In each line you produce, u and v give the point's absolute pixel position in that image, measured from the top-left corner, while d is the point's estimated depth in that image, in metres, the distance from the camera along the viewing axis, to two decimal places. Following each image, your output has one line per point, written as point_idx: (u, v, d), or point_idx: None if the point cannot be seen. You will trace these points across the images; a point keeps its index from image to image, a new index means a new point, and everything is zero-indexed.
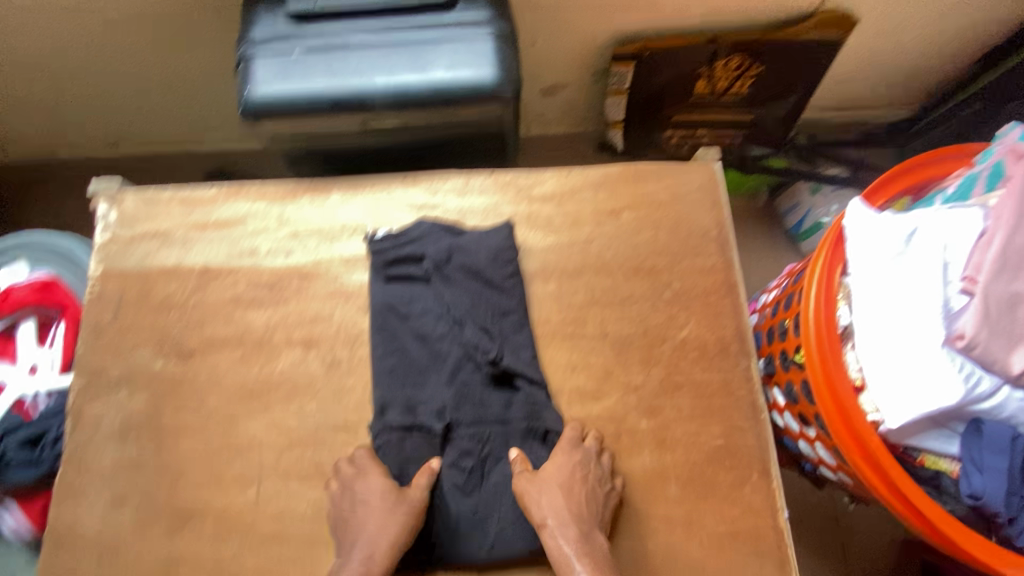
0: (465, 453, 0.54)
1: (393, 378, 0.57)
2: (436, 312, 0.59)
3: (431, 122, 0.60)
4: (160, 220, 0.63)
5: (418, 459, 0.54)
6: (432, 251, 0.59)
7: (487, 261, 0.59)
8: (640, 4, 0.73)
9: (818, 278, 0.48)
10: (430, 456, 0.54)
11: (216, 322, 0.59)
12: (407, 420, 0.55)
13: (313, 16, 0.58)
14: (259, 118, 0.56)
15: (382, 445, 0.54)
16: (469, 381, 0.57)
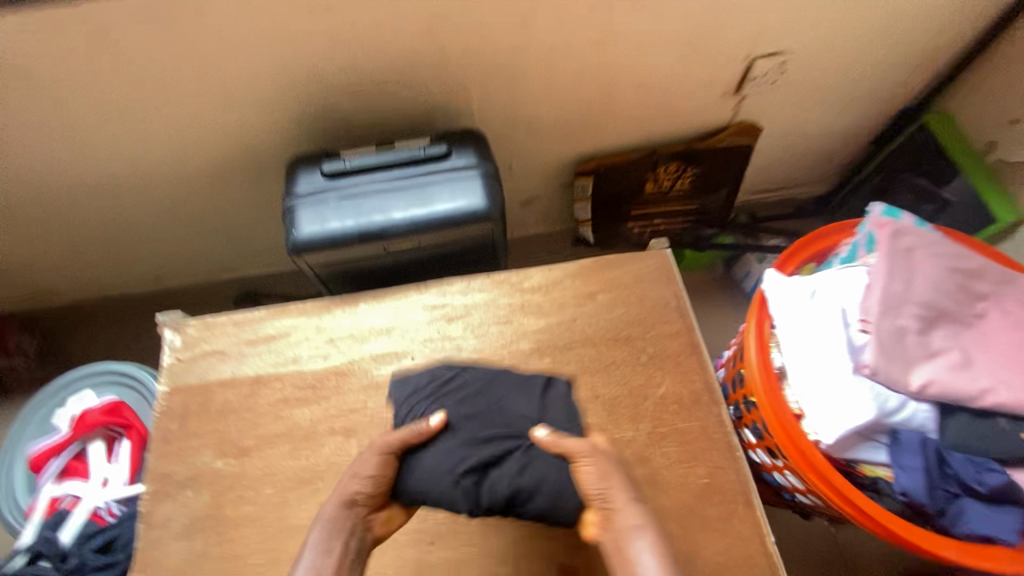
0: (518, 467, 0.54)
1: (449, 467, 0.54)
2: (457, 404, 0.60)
3: (436, 241, 0.76)
4: (217, 340, 0.74)
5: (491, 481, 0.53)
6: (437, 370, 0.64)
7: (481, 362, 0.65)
8: (592, 133, 0.93)
9: (753, 333, 0.62)
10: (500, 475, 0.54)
11: (267, 422, 0.70)
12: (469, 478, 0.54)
13: (341, 172, 0.75)
14: (303, 252, 0.71)
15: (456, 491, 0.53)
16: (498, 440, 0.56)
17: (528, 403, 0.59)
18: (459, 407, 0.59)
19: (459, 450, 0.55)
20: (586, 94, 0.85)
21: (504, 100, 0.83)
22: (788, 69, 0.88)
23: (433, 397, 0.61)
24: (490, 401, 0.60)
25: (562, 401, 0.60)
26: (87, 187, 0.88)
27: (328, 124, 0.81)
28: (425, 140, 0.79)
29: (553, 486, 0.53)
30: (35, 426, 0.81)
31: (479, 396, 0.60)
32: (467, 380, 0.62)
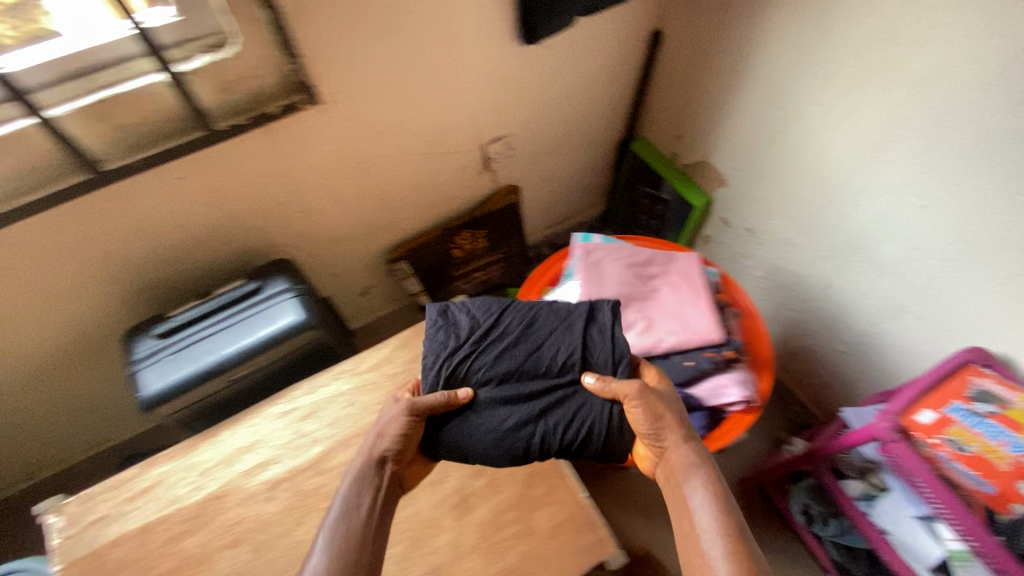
0: (559, 421, 0.74)
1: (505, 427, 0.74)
2: (509, 354, 0.78)
3: (271, 361, 0.91)
4: (98, 508, 0.83)
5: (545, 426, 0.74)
6: (509, 316, 0.81)
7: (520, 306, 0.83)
8: (390, 227, 1.15)
9: None
10: (557, 420, 0.74)
11: (162, 561, 0.79)
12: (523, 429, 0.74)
13: (173, 330, 0.89)
14: (154, 406, 0.84)
15: (496, 445, 0.74)
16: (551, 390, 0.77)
17: (606, 347, 0.77)
18: (497, 364, 0.77)
19: (507, 408, 0.75)
20: (370, 204, 1.07)
21: (304, 228, 1.02)
22: (517, 143, 1.16)
23: (472, 344, 0.78)
24: (525, 354, 0.77)
25: (607, 341, 0.78)
26: None
27: (157, 290, 0.95)
28: (241, 282, 0.95)
29: (603, 423, 0.73)
30: None
31: (518, 348, 0.78)
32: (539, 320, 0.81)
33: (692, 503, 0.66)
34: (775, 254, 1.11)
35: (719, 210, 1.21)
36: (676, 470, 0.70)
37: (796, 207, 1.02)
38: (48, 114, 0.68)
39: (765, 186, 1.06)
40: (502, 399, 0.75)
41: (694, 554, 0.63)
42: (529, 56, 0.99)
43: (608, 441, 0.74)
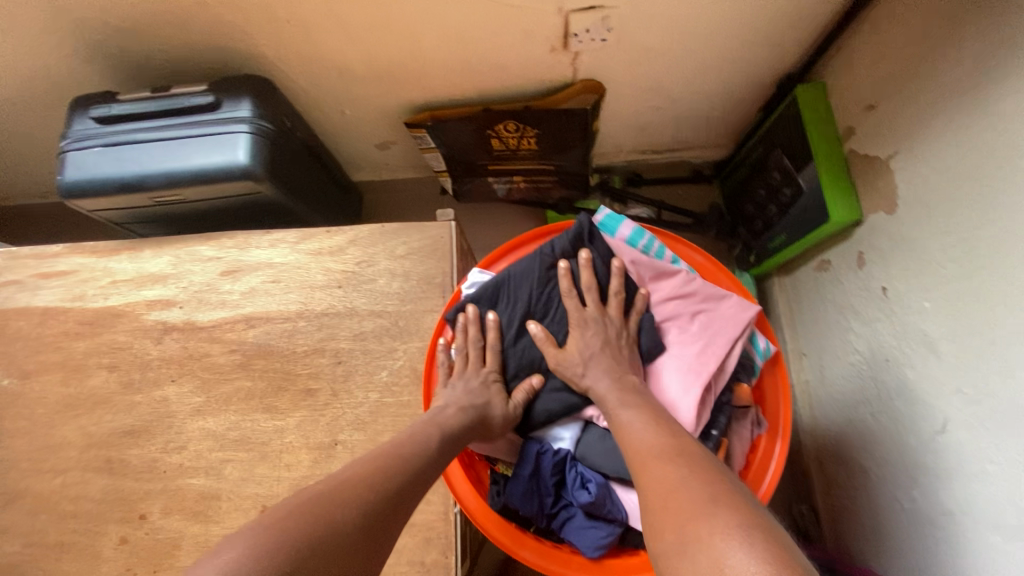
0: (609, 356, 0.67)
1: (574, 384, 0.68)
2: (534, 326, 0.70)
3: (203, 195, 0.77)
4: (17, 271, 0.81)
5: None
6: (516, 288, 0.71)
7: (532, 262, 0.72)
8: (416, 82, 0.88)
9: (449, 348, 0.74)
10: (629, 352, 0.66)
11: (49, 351, 0.78)
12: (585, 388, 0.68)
13: (110, 118, 0.76)
14: (71, 197, 0.76)
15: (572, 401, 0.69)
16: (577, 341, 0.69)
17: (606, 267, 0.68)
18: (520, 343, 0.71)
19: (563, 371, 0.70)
20: (390, 42, 0.79)
21: (298, 48, 0.79)
22: (619, 25, 0.77)
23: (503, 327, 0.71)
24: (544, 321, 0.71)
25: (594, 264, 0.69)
26: None
27: (117, 62, 0.79)
28: (200, 86, 0.77)
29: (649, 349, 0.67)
30: None
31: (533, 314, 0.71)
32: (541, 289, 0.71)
33: (636, 438, 0.54)
34: (901, 343, 0.73)
35: (859, 240, 0.81)
36: (610, 418, 0.60)
37: (974, 309, 0.61)
38: None
39: (949, 249, 0.64)
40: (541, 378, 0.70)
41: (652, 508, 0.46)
42: None
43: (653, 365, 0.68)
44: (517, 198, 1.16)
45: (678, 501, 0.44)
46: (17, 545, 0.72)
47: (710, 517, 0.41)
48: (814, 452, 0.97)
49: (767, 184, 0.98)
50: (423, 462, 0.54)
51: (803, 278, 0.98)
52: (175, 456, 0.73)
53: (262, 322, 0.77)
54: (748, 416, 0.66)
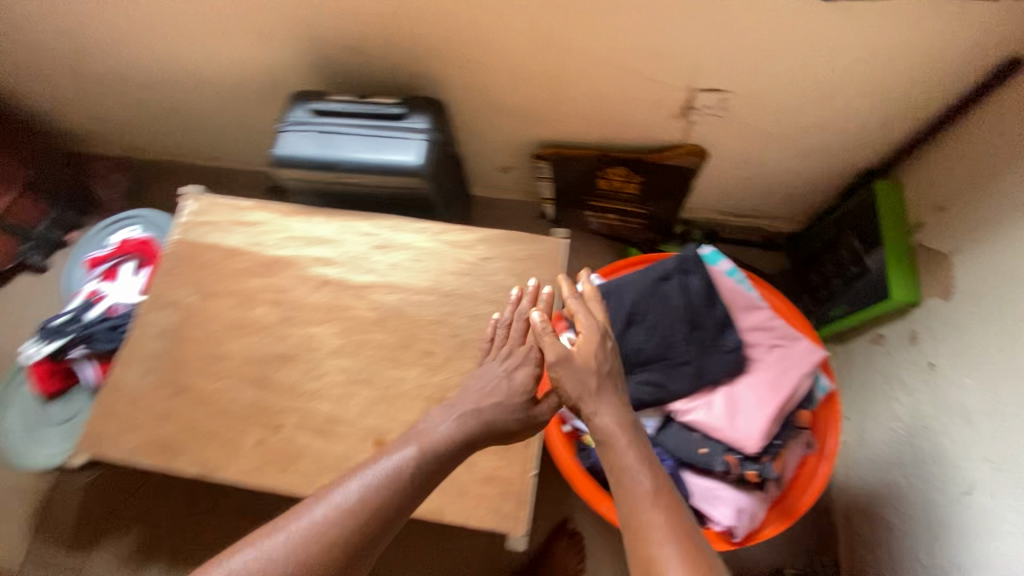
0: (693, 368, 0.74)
1: (652, 385, 0.74)
2: (632, 324, 0.76)
3: (378, 182, 0.98)
4: (214, 215, 1.04)
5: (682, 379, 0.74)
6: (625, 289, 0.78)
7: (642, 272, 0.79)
8: (552, 125, 1.07)
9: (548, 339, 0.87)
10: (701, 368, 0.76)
11: (228, 281, 0.98)
12: (658, 391, 0.74)
13: (324, 112, 0.98)
14: (280, 165, 0.97)
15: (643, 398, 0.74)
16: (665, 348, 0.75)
17: (704, 294, 0.77)
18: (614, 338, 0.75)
19: (644, 371, 0.75)
20: (543, 91, 0.98)
21: (470, 85, 0.99)
22: (733, 106, 0.94)
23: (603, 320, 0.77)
24: (641, 324, 0.76)
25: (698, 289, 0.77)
26: (165, 85, 1.15)
27: (331, 73, 1.02)
28: (395, 100, 0.99)
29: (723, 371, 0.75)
30: (97, 237, 1.13)
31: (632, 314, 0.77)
32: (646, 296, 0.77)
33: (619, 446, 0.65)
34: (939, 413, 0.84)
35: (913, 320, 0.93)
36: (614, 446, 0.65)
37: (1009, 387, 0.72)
38: None
39: (993, 334, 0.76)
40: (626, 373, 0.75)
41: (637, 527, 0.59)
42: (811, 15, 0.75)
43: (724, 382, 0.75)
44: (606, 233, 1.32)
45: (667, 527, 0.58)
46: (175, 428, 0.89)
47: (679, 555, 0.55)
48: (842, 507, 1.05)
49: (833, 259, 1.11)
50: (434, 465, 0.67)
51: (855, 348, 1.09)
52: (312, 383, 0.90)
53: (400, 290, 0.96)
54: (801, 438, 0.79)
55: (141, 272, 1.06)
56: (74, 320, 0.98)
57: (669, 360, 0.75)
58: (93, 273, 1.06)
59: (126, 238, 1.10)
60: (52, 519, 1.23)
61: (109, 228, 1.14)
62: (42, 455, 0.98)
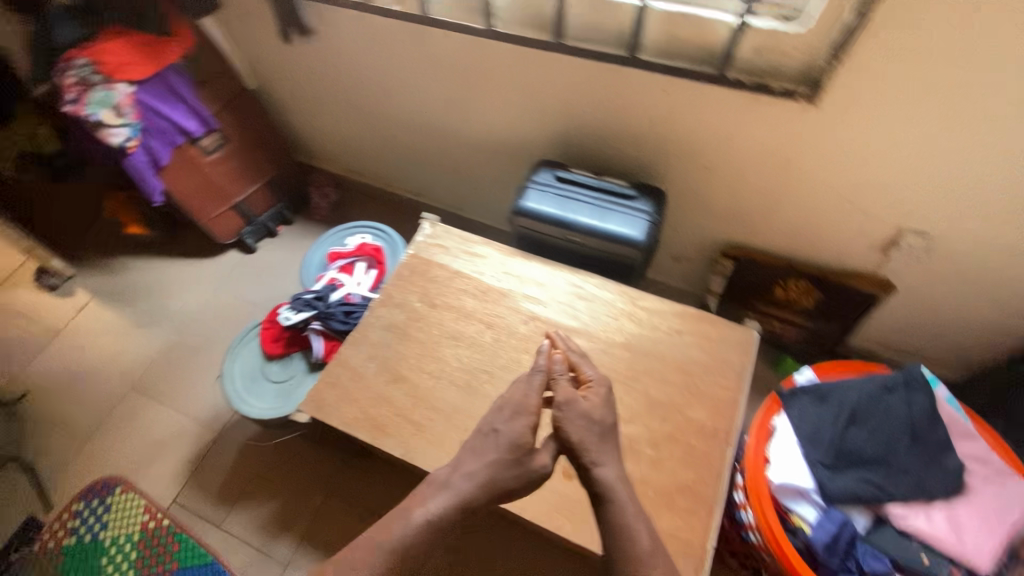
0: (911, 479, 0.86)
1: (873, 489, 0.85)
2: (858, 430, 0.89)
3: (596, 247, 1.12)
4: (444, 240, 1.22)
5: (900, 486, 0.86)
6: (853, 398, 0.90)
7: (869, 385, 0.91)
8: (748, 230, 1.21)
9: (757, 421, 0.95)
10: (920, 481, 0.86)
11: (450, 297, 1.14)
12: (878, 493, 0.85)
13: (566, 180, 1.16)
14: (520, 215, 1.15)
15: (863, 498, 0.85)
16: (888, 455, 0.87)
17: (928, 415, 0.88)
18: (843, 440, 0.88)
19: (866, 474, 0.87)
20: (755, 201, 1.13)
21: (690, 184, 1.16)
22: (935, 250, 1.04)
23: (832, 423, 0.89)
24: (866, 432, 0.89)
25: (923, 409, 0.88)
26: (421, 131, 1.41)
27: (572, 152, 1.23)
28: (625, 183, 1.16)
29: (936, 486, 0.86)
30: (336, 235, 1.34)
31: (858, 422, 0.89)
32: (873, 408, 0.89)
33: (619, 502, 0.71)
34: None
35: None
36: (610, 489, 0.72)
37: None
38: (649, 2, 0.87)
39: None
40: (847, 473, 0.87)
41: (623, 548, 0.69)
42: None
43: (938, 497, 0.86)
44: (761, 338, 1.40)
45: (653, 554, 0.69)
46: (388, 411, 1.01)
47: None
48: None
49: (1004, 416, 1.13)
50: (449, 521, 0.70)
51: None
52: None
53: (599, 340, 1.07)
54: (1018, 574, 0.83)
55: (373, 274, 1.24)
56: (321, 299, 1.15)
57: (890, 467, 0.87)
58: (335, 265, 1.25)
59: (363, 243, 1.30)
60: (206, 469, 1.35)
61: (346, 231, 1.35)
62: (256, 407, 1.11)
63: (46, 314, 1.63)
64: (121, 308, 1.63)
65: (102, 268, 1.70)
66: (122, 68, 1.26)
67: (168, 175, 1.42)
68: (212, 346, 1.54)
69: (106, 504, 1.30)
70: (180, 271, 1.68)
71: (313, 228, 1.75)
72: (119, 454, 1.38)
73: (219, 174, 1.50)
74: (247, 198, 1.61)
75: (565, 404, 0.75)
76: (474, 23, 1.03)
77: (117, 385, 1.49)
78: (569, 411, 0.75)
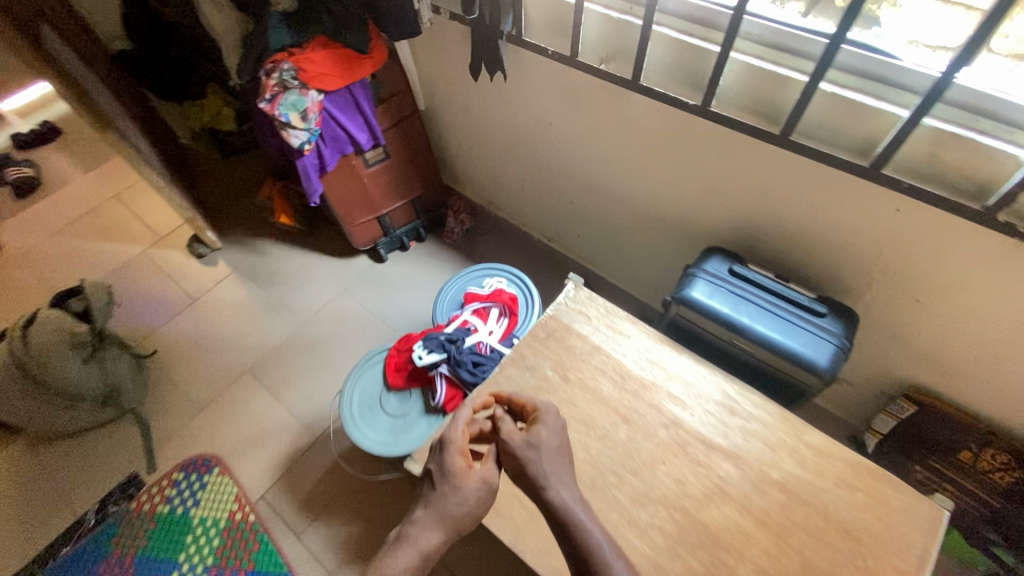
0: None
1: None
2: None
3: (767, 359, 0.99)
4: (588, 308, 1.13)
5: None
6: None
7: None
8: (946, 379, 1.02)
9: None
10: None
11: (586, 374, 1.04)
12: None
13: (742, 277, 1.04)
14: (682, 304, 1.04)
15: None
16: None
17: None
18: None
19: None
20: (971, 354, 0.95)
21: (889, 313, 1.00)
22: None
23: None
24: None
25: None
26: (582, 184, 1.36)
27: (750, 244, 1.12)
28: (812, 295, 1.02)
29: None
30: (473, 274, 1.30)
31: None
32: None
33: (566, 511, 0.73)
34: None
35: None
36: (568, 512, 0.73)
37: None
38: (924, 118, 0.76)
39: None
40: None
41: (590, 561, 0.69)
42: None
43: None
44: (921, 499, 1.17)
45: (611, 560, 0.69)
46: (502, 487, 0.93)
47: None
48: None
49: None
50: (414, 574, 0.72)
51: None
52: (640, 518, 0.89)
53: (749, 470, 0.92)
54: None
55: (505, 323, 1.19)
56: (453, 343, 1.11)
57: None
58: (468, 306, 1.20)
59: (500, 288, 1.24)
60: (295, 473, 1.35)
61: (483, 271, 1.31)
62: (369, 437, 1.10)
63: (190, 279, 1.74)
64: (252, 289, 1.71)
65: (244, 246, 1.79)
66: (321, 79, 1.26)
67: (327, 180, 1.47)
68: (325, 347, 1.56)
69: (202, 482, 1.34)
70: (312, 265, 1.74)
71: (441, 250, 1.75)
72: (222, 434, 1.42)
73: (373, 187, 1.55)
74: (390, 211, 1.65)
75: (506, 438, 0.78)
76: (688, 97, 0.95)
77: (235, 363, 1.55)
78: (511, 439, 0.78)
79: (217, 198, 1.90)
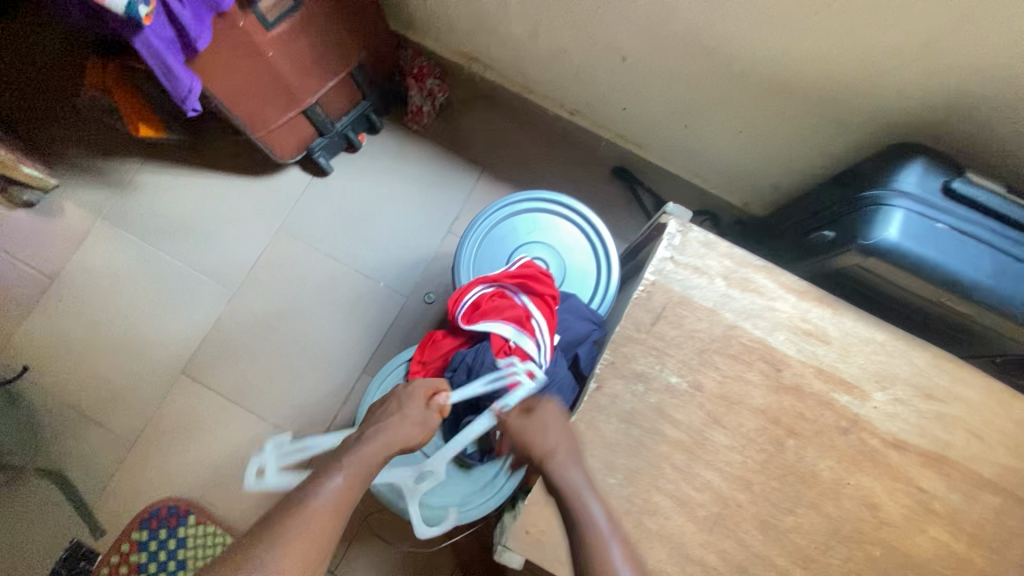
0: None
1: None
2: None
3: (992, 325, 0.67)
4: (707, 260, 0.74)
5: None
6: None
7: None
8: None
9: None
10: None
11: (724, 371, 0.71)
12: None
13: (963, 200, 0.67)
14: (874, 255, 0.67)
15: None
16: None
17: None
18: None
19: None
20: None
21: None
22: None
23: None
24: None
25: None
26: (654, 29, 0.82)
27: (951, 125, 0.72)
28: None
29: None
30: (506, 216, 0.88)
31: None
32: None
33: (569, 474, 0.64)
34: None
35: None
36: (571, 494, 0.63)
37: None
38: None
39: None
40: None
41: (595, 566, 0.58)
42: None
43: None
44: None
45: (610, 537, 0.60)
46: None
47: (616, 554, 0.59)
48: None
49: None
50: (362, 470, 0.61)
51: None
52: (832, 567, 0.67)
53: (957, 474, 0.70)
54: None
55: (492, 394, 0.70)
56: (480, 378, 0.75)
57: None
58: (464, 303, 0.79)
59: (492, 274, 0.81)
60: None
61: (518, 209, 0.88)
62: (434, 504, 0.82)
63: (28, 242, 1.11)
64: (141, 246, 1.13)
65: (98, 178, 1.14)
66: None
67: (201, 63, 0.82)
68: (285, 319, 1.10)
69: (179, 537, 1.00)
70: (221, 196, 1.15)
71: (410, 145, 1.19)
72: (182, 467, 1.04)
73: (286, 66, 0.91)
74: (321, 98, 1.03)
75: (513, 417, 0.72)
76: None
77: (160, 363, 1.08)
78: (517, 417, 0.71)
79: (15, 97, 1.15)
